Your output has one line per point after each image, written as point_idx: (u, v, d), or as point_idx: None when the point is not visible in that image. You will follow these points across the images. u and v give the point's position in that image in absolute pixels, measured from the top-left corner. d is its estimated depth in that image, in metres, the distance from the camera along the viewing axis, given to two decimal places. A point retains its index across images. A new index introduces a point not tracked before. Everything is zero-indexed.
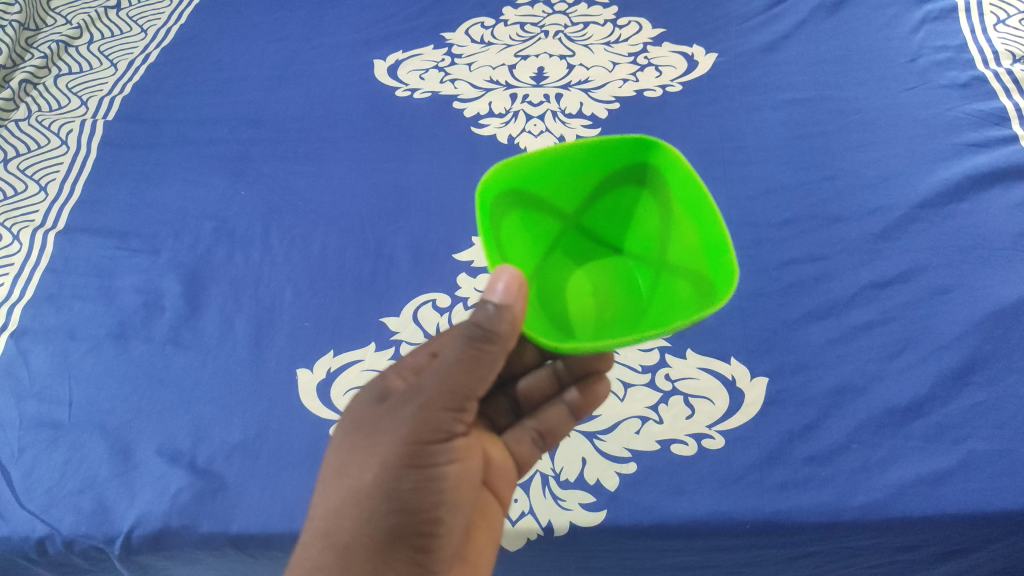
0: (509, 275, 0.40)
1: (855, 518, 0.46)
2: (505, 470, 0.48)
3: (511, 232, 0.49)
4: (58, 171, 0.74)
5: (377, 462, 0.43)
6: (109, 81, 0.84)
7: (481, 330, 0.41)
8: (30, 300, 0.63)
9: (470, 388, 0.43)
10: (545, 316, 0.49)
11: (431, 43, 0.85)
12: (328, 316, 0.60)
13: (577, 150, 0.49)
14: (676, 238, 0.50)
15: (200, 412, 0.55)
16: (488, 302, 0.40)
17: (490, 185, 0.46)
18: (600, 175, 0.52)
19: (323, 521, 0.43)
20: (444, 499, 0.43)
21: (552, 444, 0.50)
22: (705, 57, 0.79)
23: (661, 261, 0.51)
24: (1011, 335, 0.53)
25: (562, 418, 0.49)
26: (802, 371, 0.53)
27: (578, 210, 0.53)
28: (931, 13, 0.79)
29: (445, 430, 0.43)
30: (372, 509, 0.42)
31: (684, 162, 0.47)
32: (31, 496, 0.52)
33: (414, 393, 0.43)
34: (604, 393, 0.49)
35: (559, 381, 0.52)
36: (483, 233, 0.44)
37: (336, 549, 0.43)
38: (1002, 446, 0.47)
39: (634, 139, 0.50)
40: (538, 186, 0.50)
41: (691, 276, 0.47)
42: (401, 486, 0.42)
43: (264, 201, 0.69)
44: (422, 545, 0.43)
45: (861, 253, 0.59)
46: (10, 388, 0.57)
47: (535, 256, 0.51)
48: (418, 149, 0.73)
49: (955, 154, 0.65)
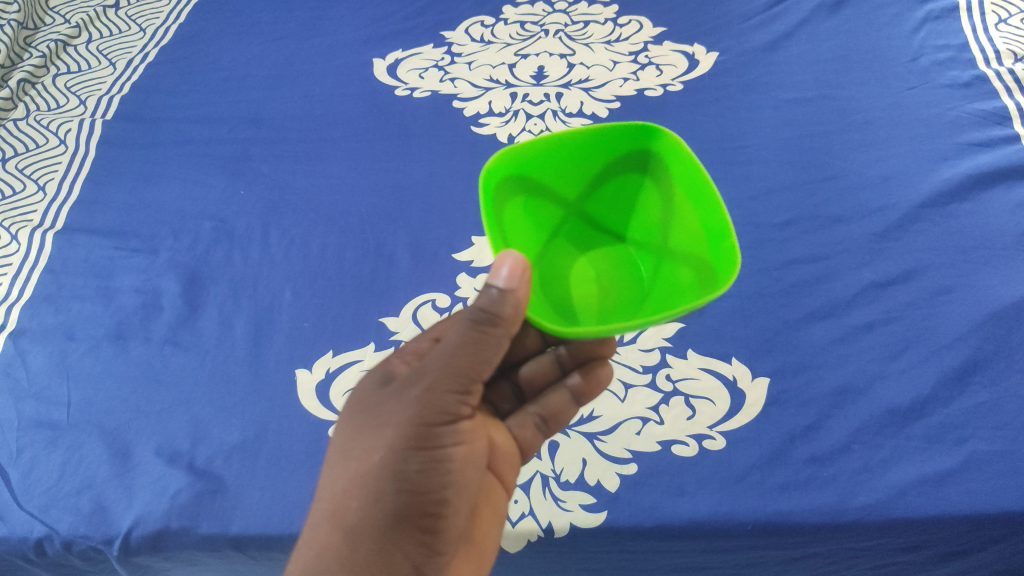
0: (512, 260, 0.41)
1: (857, 519, 0.46)
2: (509, 454, 0.48)
3: (514, 219, 0.48)
4: (57, 171, 0.73)
5: (384, 444, 0.43)
6: (108, 80, 0.83)
7: (486, 314, 0.41)
8: (28, 300, 0.63)
9: (475, 371, 0.43)
10: (547, 302, 0.49)
11: (431, 42, 0.84)
12: (328, 316, 0.60)
13: (579, 136, 0.49)
14: (678, 225, 0.50)
15: (199, 412, 0.55)
16: (492, 286, 0.41)
17: (492, 171, 0.46)
18: (601, 162, 0.52)
19: (330, 504, 0.43)
20: (451, 480, 0.43)
21: (555, 429, 0.50)
22: (705, 56, 0.78)
23: (662, 248, 0.51)
24: (1013, 335, 0.52)
25: (564, 403, 0.50)
26: (804, 371, 0.53)
27: (580, 197, 0.53)
28: (932, 12, 0.79)
29: (450, 413, 0.43)
30: (380, 490, 0.42)
31: (686, 148, 0.47)
32: (30, 497, 0.52)
33: (419, 375, 0.44)
34: (608, 376, 0.50)
35: (561, 367, 0.53)
36: (485, 219, 0.43)
37: (345, 531, 0.43)
38: (1004, 446, 0.47)
39: (636, 126, 0.50)
40: (540, 173, 0.50)
41: (693, 261, 0.47)
42: (408, 467, 0.42)
43: (263, 200, 0.69)
44: (429, 527, 0.43)
45: (862, 253, 0.59)
46: (8, 389, 0.57)
47: (537, 243, 0.51)
48: (418, 149, 0.72)
49: (957, 154, 0.65)
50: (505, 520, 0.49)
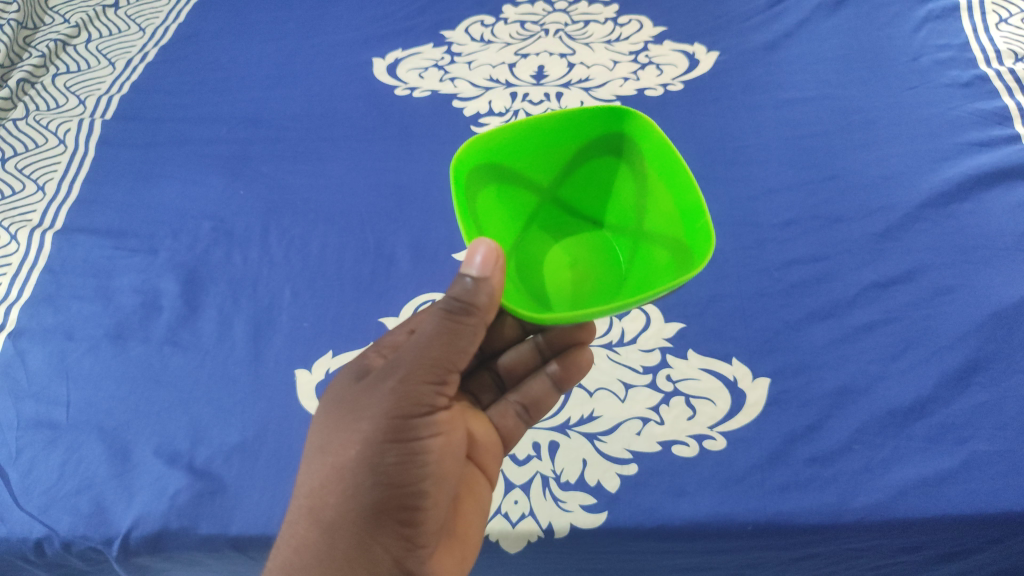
0: (485, 248, 0.42)
1: (857, 519, 0.46)
2: (490, 445, 0.50)
3: (488, 206, 0.49)
4: (56, 170, 0.73)
5: (360, 438, 0.43)
6: (107, 81, 0.83)
7: (461, 303, 0.43)
8: (28, 300, 0.63)
9: (451, 360, 0.44)
10: (523, 288, 0.50)
11: (431, 42, 0.84)
12: (328, 316, 0.60)
13: (550, 121, 0.50)
14: (652, 207, 0.51)
15: (199, 412, 0.55)
16: (466, 275, 0.42)
17: (465, 159, 0.46)
18: (574, 147, 0.52)
19: (308, 500, 0.44)
20: (429, 472, 0.44)
21: (537, 417, 0.52)
22: (705, 56, 0.78)
23: (638, 231, 0.52)
24: (1013, 335, 0.52)
25: (545, 391, 0.52)
26: (804, 372, 0.52)
27: (554, 182, 0.54)
28: (933, 12, 0.79)
29: (426, 404, 0.44)
30: (357, 484, 0.43)
31: (657, 129, 0.48)
32: (29, 498, 0.52)
33: (394, 367, 0.44)
34: (587, 362, 0.52)
35: (540, 355, 0.55)
36: (457, 206, 0.44)
37: (323, 527, 0.43)
38: (1004, 446, 0.47)
39: (606, 109, 0.50)
40: (513, 160, 0.51)
41: (668, 242, 0.48)
42: (384, 460, 0.43)
43: (263, 200, 0.69)
44: (408, 519, 0.43)
45: (863, 253, 0.58)
46: (7, 388, 0.57)
47: (513, 230, 0.52)
48: (418, 149, 0.72)
49: (958, 154, 0.65)
50: (505, 520, 0.49)
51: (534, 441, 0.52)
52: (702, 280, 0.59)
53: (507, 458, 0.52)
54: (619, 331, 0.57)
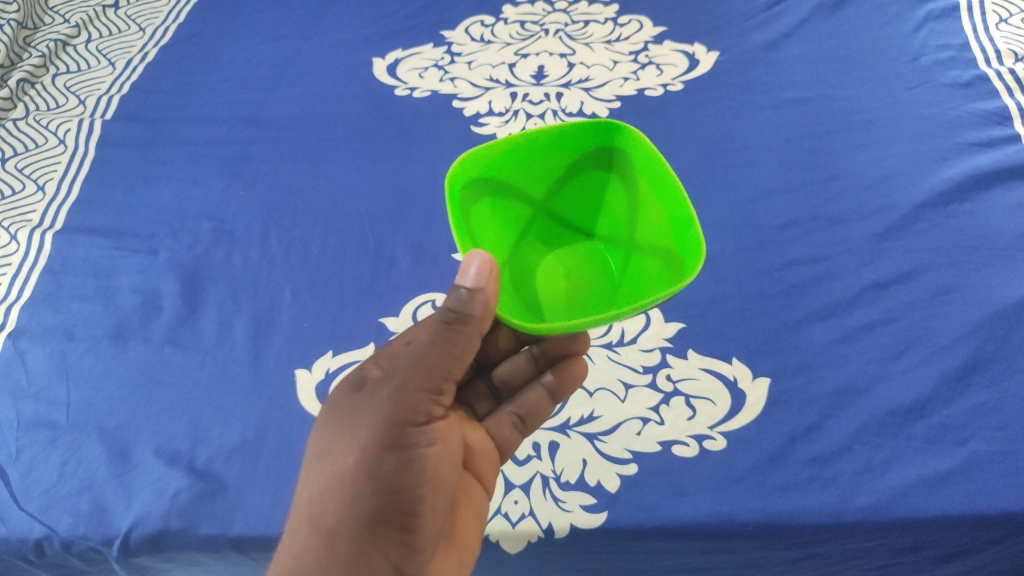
0: (479, 259, 0.41)
1: (857, 519, 0.46)
2: (486, 452, 0.50)
3: (482, 219, 0.49)
4: (56, 170, 0.73)
5: (358, 445, 0.43)
6: (106, 81, 0.83)
7: (455, 313, 0.43)
8: (28, 301, 0.63)
9: (446, 368, 0.45)
10: (518, 300, 0.50)
11: (431, 42, 0.84)
12: (328, 316, 0.60)
13: (542, 135, 0.50)
14: (644, 219, 0.51)
15: (199, 412, 0.55)
16: (460, 286, 0.42)
17: (459, 174, 0.47)
18: (566, 159, 0.52)
19: (308, 507, 0.44)
20: (426, 479, 0.43)
21: (533, 427, 0.52)
22: (705, 56, 0.78)
23: (630, 243, 0.52)
24: (1013, 335, 0.52)
25: (541, 401, 0.52)
26: (804, 372, 0.52)
27: (547, 194, 0.54)
28: (933, 12, 0.79)
29: (423, 411, 0.44)
30: (356, 491, 0.43)
31: (647, 141, 0.48)
32: (29, 498, 0.52)
33: (390, 375, 0.45)
34: (581, 371, 0.52)
35: (536, 365, 0.55)
36: (452, 218, 0.44)
37: (322, 533, 0.43)
38: (1004, 446, 0.47)
39: (596, 122, 0.50)
40: (507, 173, 0.51)
41: (660, 253, 0.48)
42: (383, 467, 0.43)
43: (263, 201, 0.69)
44: (406, 526, 0.43)
45: (863, 253, 0.59)
46: (7, 388, 0.57)
47: (508, 242, 0.52)
48: (418, 149, 0.72)
49: (957, 154, 0.65)
50: (505, 520, 0.49)
51: (534, 442, 0.52)
52: (701, 281, 0.59)
53: (506, 461, 0.52)
54: (619, 331, 0.57)
